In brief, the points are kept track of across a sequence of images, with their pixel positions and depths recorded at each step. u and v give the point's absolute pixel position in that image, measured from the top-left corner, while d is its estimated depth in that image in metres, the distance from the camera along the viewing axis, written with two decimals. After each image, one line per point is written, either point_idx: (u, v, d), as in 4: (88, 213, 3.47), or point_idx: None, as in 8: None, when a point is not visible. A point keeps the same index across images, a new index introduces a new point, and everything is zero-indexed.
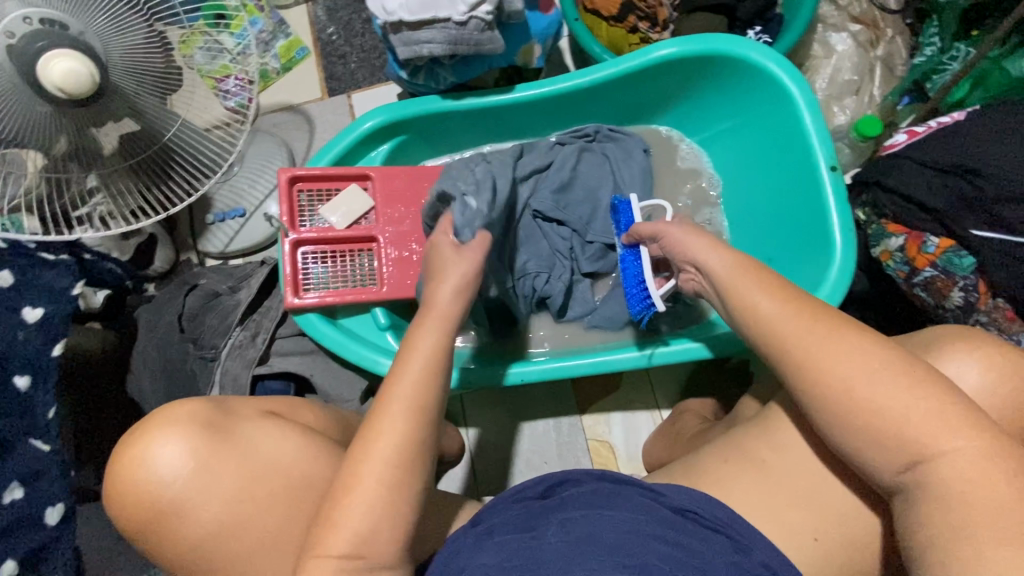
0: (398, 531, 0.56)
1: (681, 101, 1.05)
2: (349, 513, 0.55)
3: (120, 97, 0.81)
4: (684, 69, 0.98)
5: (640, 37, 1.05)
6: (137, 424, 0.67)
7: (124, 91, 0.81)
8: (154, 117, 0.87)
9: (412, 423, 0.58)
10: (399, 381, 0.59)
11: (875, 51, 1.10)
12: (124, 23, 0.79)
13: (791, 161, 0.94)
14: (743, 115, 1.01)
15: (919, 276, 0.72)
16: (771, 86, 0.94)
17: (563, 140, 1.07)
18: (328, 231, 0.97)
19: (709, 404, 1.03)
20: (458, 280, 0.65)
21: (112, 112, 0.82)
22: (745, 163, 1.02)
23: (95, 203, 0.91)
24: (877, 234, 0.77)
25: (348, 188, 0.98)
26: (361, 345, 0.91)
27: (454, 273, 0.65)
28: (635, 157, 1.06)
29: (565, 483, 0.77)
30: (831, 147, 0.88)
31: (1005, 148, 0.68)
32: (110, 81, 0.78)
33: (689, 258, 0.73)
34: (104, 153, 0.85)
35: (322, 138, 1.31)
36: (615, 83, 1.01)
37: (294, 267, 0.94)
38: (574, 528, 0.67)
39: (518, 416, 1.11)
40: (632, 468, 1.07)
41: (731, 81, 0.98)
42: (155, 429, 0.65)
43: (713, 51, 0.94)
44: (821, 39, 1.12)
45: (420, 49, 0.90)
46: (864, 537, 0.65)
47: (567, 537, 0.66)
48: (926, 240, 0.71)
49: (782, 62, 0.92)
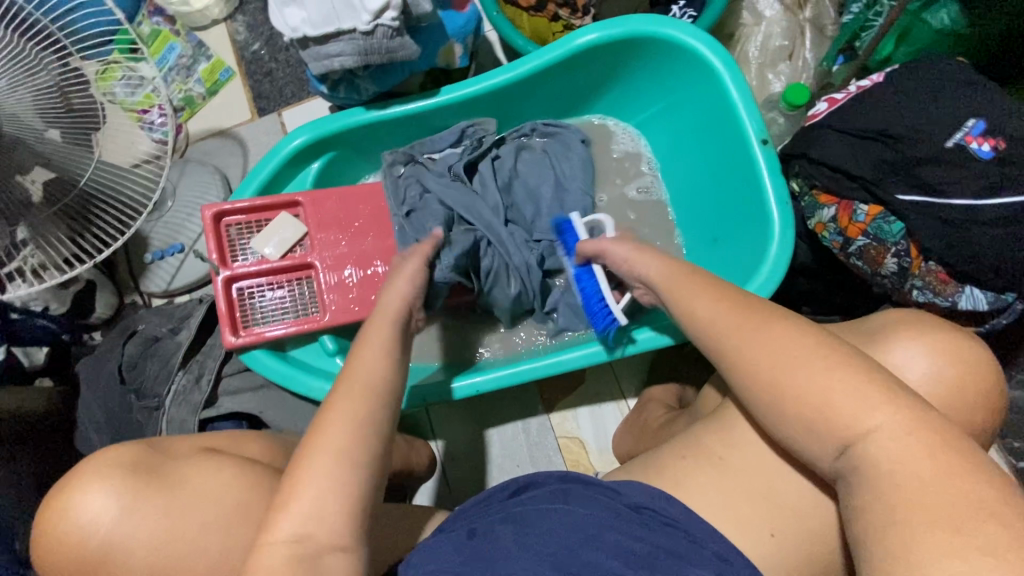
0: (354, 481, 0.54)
1: (613, 87, 1.02)
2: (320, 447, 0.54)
3: (25, 148, 0.75)
4: (611, 54, 0.96)
5: (563, 25, 1.02)
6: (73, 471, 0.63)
7: (28, 141, 0.76)
8: (67, 162, 0.83)
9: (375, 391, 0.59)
10: (359, 367, 0.61)
11: (803, 13, 1.08)
12: (21, 71, 0.74)
13: (724, 137, 0.92)
14: (676, 95, 0.99)
15: (854, 245, 0.71)
16: (698, 63, 0.92)
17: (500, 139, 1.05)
18: (260, 263, 0.94)
19: (672, 390, 1.03)
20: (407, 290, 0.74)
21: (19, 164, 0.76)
22: (682, 144, 1.00)
23: (26, 255, 0.86)
24: (811, 206, 0.75)
25: (277, 216, 0.95)
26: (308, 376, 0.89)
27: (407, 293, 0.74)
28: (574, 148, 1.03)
29: (531, 485, 0.73)
30: (762, 118, 0.87)
31: (921, 110, 0.67)
32: (10, 134, 0.73)
33: (636, 267, 0.76)
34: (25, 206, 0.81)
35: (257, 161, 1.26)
36: (541, 76, 0.98)
37: (229, 302, 0.92)
38: (532, 526, 0.65)
39: (486, 423, 1.10)
40: (603, 461, 1.07)
41: (658, 61, 0.97)
42: (86, 477, 0.61)
43: (637, 33, 0.92)
44: (749, 6, 1.10)
45: (331, 63, 0.86)
46: (821, 521, 0.64)
47: (522, 537, 0.64)
48: (856, 209, 0.70)
49: (704, 37, 0.90)
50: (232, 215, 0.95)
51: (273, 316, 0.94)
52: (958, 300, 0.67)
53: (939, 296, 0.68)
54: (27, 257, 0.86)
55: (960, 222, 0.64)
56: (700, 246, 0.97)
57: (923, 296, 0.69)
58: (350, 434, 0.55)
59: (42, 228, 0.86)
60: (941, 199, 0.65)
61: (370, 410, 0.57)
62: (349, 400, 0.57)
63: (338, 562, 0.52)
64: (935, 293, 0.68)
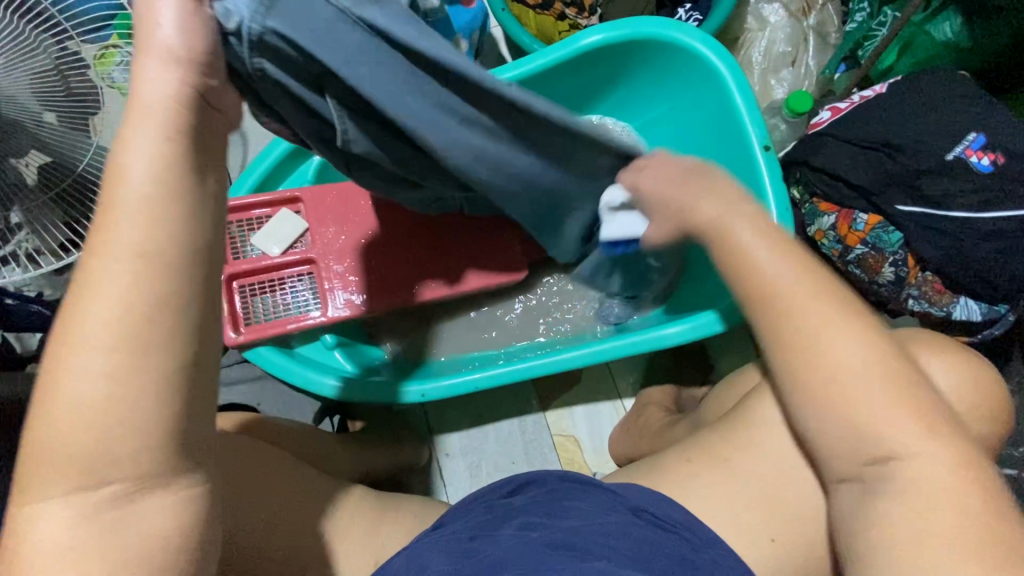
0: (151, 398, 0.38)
1: (616, 87, 1.03)
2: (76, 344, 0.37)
3: (21, 131, 0.75)
4: (616, 56, 0.96)
5: (570, 23, 1.01)
6: None
7: (25, 124, 0.75)
8: (64, 148, 0.81)
9: (158, 255, 0.38)
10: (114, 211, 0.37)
11: (808, 20, 1.08)
12: (22, 52, 0.73)
13: (727, 142, 0.93)
14: (679, 98, 1.00)
15: (852, 253, 0.72)
16: (702, 67, 0.93)
17: None
18: (261, 261, 0.95)
19: (669, 391, 1.04)
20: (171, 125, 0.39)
21: (15, 147, 0.76)
22: (684, 148, 1.01)
23: (19, 240, 0.84)
24: (811, 213, 0.75)
25: (278, 214, 0.96)
26: (308, 370, 0.89)
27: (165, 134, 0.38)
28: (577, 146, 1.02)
29: (532, 483, 0.77)
30: (764, 125, 0.87)
31: (923, 121, 0.68)
32: (6, 116, 0.72)
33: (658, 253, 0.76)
34: (21, 189, 0.80)
35: (256, 150, 1.25)
36: (546, 75, 0.97)
37: (233, 302, 0.94)
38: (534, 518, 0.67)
39: (482, 419, 1.11)
40: (599, 460, 1.07)
41: (663, 64, 0.97)
42: None
43: (642, 36, 0.93)
44: (754, 10, 1.11)
45: None
46: (818, 529, 0.65)
47: (526, 524, 0.66)
48: (856, 218, 0.71)
49: (710, 40, 0.90)
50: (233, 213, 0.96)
51: (277, 312, 0.96)
52: (952, 310, 0.69)
53: (933, 305, 0.69)
54: (21, 243, 0.84)
55: (957, 233, 0.65)
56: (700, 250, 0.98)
57: (918, 305, 0.70)
58: (122, 332, 0.37)
59: (35, 212, 0.84)
60: (939, 212, 0.66)
61: (148, 283, 0.37)
62: (116, 264, 0.37)
63: (160, 493, 0.40)
64: (929, 302, 0.69)
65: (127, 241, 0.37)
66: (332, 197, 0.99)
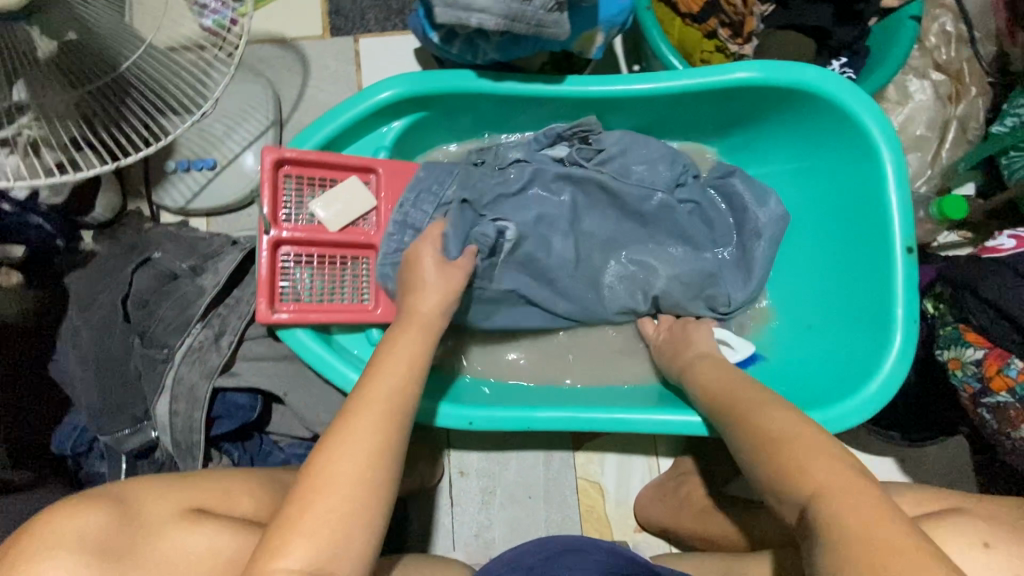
0: (359, 552, 0.54)
1: (746, 129, 0.92)
2: (308, 531, 0.52)
3: (64, 7, 0.62)
4: (762, 98, 0.85)
5: (717, 45, 0.89)
6: (22, 534, 0.52)
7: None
8: (109, 36, 0.69)
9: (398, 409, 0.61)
10: (380, 381, 0.63)
11: (954, 108, 1.00)
12: None
13: (855, 225, 0.84)
14: (812, 159, 0.89)
15: (990, 397, 0.67)
16: (858, 138, 0.82)
17: (562, 136, 0.92)
18: (317, 231, 0.84)
19: (713, 464, 0.98)
20: (442, 298, 0.73)
21: (51, 27, 0.63)
22: (802, 214, 0.91)
23: (22, 125, 0.71)
24: (952, 338, 0.71)
25: (346, 181, 0.85)
26: (350, 369, 0.78)
27: (440, 292, 0.73)
28: (687, 186, 0.92)
29: (578, 550, 0.73)
30: (913, 225, 0.78)
31: None
32: None
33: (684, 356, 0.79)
34: (33, 64, 0.65)
35: (317, 85, 1.09)
36: (677, 97, 0.87)
37: (271, 268, 0.81)
38: None
39: (505, 444, 1.02)
40: (620, 514, 1.01)
41: (807, 118, 0.86)
42: (38, 551, 0.51)
43: (805, 85, 0.81)
44: (899, 82, 1.02)
45: (467, 18, 0.71)
46: None
47: None
48: (1010, 363, 0.65)
49: (875, 109, 0.80)
50: (293, 163, 0.82)
51: (318, 291, 0.84)
52: None
53: None
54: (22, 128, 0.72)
55: None
56: (789, 329, 0.89)
57: None
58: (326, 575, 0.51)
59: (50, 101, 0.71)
60: None
61: (391, 431, 0.60)
62: (371, 427, 0.59)
63: None
64: None
65: (388, 388, 0.63)
66: (404, 175, 0.88)
